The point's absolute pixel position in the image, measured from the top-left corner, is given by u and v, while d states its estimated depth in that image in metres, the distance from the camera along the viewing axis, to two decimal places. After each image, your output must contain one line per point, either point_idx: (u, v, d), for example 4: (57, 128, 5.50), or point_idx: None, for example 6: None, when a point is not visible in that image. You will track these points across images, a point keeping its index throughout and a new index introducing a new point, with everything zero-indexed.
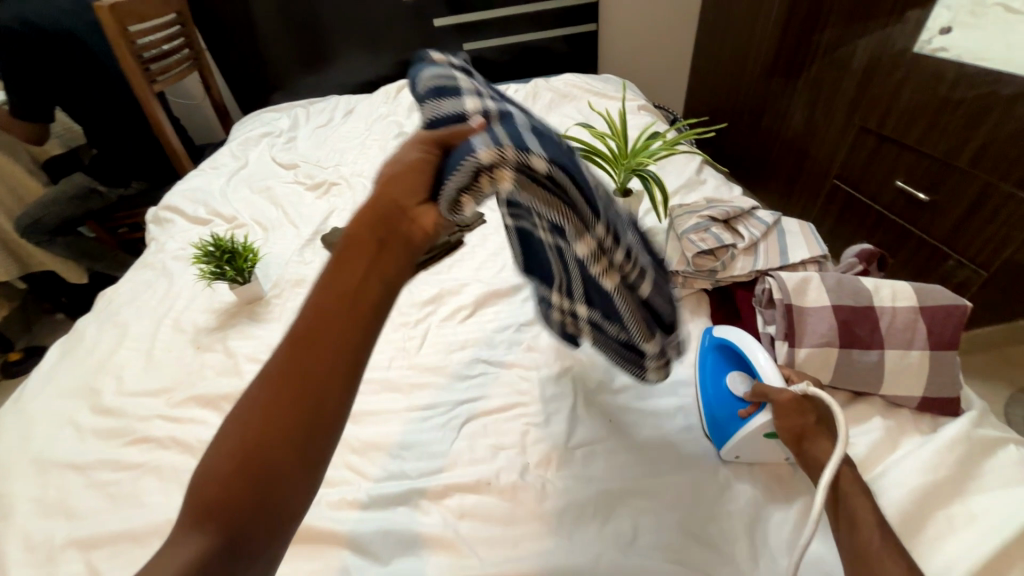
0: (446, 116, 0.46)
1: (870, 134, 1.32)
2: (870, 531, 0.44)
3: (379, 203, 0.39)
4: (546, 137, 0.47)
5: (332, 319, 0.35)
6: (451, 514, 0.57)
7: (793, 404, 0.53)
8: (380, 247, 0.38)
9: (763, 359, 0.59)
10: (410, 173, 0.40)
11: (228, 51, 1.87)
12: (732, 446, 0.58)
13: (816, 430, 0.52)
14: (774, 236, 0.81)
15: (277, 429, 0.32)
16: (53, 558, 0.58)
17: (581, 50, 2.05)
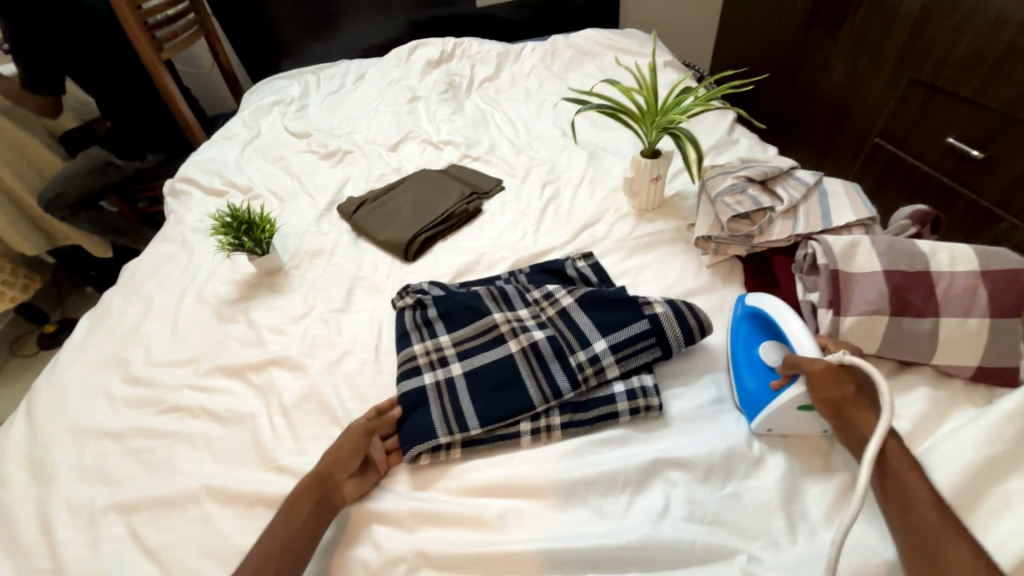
0: (411, 389, 0.66)
1: (921, 87, 1.21)
2: (925, 508, 0.43)
3: (328, 457, 0.58)
4: (479, 389, 0.64)
5: (296, 510, 0.53)
6: (477, 488, 0.57)
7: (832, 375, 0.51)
8: (328, 470, 0.56)
9: (797, 328, 0.57)
10: (347, 444, 0.59)
11: (233, 15, 1.81)
12: (765, 419, 0.56)
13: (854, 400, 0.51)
14: (816, 198, 0.75)
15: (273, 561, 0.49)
16: (96, 520, 0.60)
17: (601, 4, 1.92)
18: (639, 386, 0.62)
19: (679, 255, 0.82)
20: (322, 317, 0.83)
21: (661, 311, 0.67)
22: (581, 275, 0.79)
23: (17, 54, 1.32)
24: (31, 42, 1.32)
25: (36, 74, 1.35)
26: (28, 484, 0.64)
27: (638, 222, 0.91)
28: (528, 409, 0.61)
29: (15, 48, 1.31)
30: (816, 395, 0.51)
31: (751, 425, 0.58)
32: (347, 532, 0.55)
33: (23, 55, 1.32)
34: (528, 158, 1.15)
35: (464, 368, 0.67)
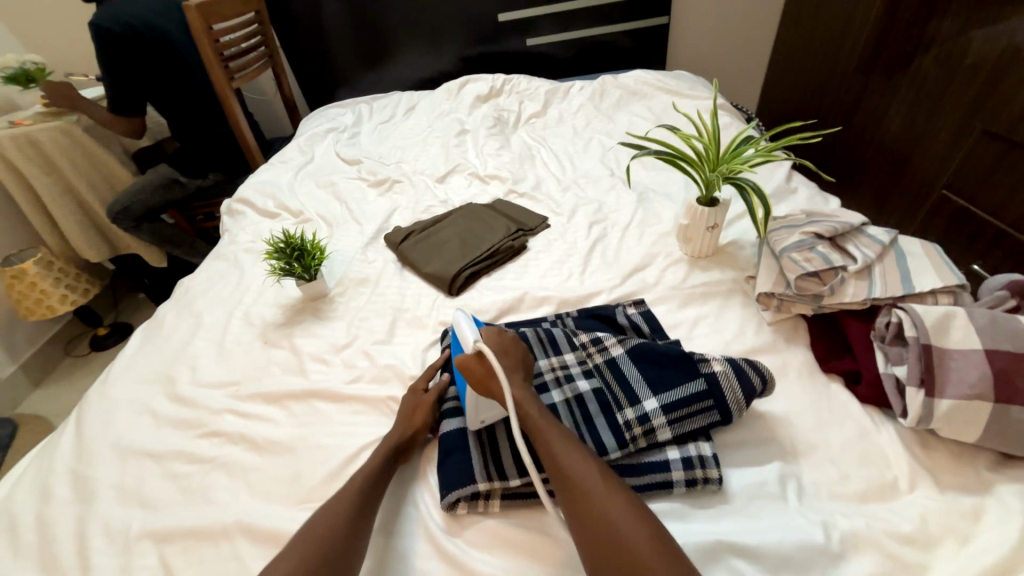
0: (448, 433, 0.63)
1: (995, 139, 1.14)
2: (592, 488, 0.48)
3: (407, 416, 0.66)
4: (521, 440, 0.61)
5: (385, 457, 0.60)
6: (514, 554, 0.53)
7: (474, 362, 0.61)
8: (416, 425, 0.64)
9: (465, 326, 0.67)
10: (418, 409, 0.67)
11: (299, 48, 1.93)
12: (471, 415, 0.61)
13: (492, 378, 0.59)
14: (892, 257, 0.70)
15: (367, 494, 0.55)
16: (129, 547, 0.59)
17: (648, 45, 1.94)
18: (696, 455, 0.56)
19: (736, 309, 0.78)
20: (365, 349, 0.82)
21: (719, 369, 0.62)
22: (633, 323, 0.75)
23: (106, 80, 1.44)
24: (119, 69, 1.43)
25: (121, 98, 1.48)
26: (70, 501, 0.65)
27: (691, 270, 0.87)
28: None
29: (107, 76, 1.43)
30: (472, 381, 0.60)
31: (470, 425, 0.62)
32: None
33: (112, 81, 1.44)
34: (575, 196, 1.14)
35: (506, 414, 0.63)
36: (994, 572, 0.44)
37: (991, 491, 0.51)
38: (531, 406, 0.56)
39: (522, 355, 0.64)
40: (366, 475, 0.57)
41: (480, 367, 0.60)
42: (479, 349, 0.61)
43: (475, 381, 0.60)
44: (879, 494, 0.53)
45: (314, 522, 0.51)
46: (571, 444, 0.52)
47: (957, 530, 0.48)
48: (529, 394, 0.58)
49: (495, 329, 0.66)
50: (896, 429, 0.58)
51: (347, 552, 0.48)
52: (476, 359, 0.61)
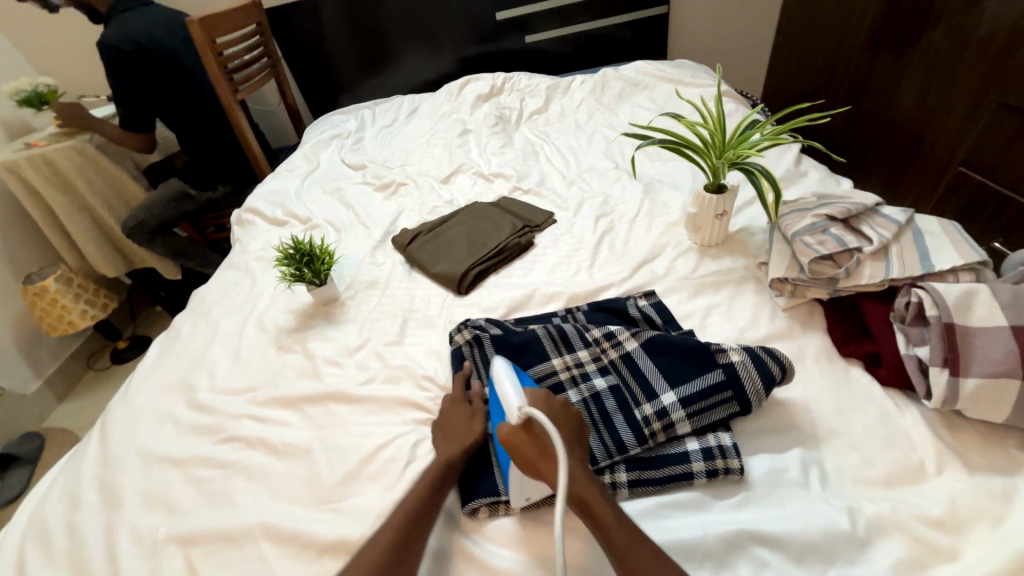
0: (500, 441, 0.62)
1: (1012, 113, 1.10)
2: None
3: (461, 429, 0.62)
4: None
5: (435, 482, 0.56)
6: (537, 552, 0.52)
7: (525, 439, 0.50)
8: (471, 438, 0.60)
9: (506, 383, 0.55)
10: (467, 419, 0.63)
11: (300, 57, 1.94)
12: (515, 493, 0.53)
13: (549, 464, 0.49)
14: (909, 237, 0.68)
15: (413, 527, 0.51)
16: (156, 552, 0.60)
17: (649, 35, 1.92)
18: (716, 445, 0.56)
19: (750, 296, 0.77)
20: (377, 351, 0.83)
21: (737, 359, 0.61)
22: (645, 315, 0.75)
23: (116, 98, 1.48)
24: (128, 87, 1.47)
25: (132, 115, 1.52)
26: (97, 509, 0.66)
27: (701, 259, 0.86)
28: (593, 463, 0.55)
29: (119, 95, 1.48)
30: (518, 462, 0.51)
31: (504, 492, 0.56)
32: None
33: (122, 99, 1.48)
34: (580, 190, 1.13)
35: None
36: None
37: (1022, 471, 0.49)
38: (602, 504, 0.47)
39: (573, 418, 0.54)
40: (417, 499, 0.54)
41: (533, 445, 0.50)
42: (530, 420, 0.50)
43: (526, 462, 0.50)
44: (905, 478, 0.52)
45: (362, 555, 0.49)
46: (659, 562, 0.44)
47: (988, 512, 0.47)
48: (595, 485, 0.49)
49: (541, 390, 0.55)
50: (920, 411, 0.56)
51: None
52: (527, 435, 0.50)
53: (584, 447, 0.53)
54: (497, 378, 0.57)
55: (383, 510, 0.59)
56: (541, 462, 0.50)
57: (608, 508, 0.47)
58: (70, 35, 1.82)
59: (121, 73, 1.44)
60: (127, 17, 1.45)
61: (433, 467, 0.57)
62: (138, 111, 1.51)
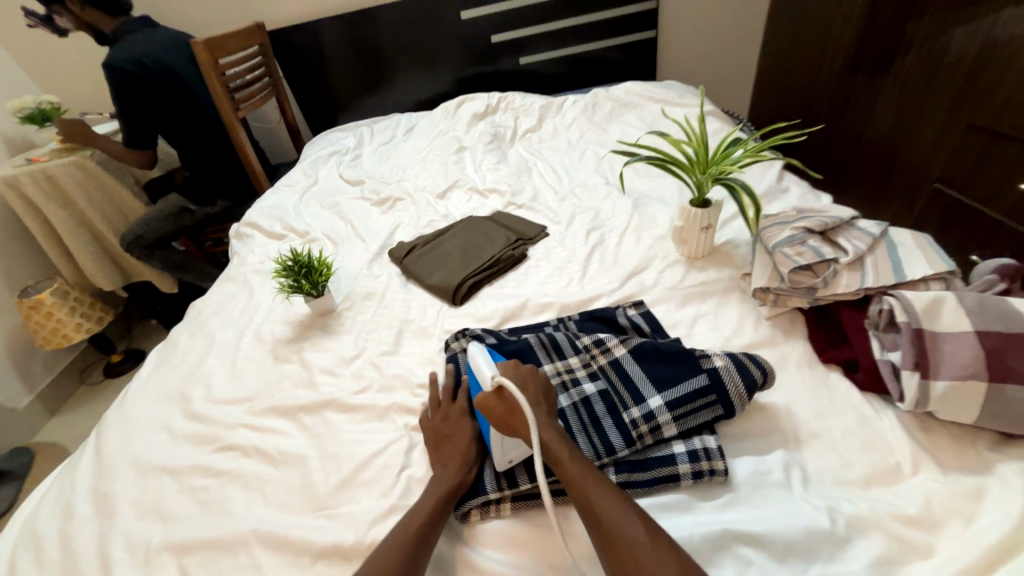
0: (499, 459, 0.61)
1: (982, 132, 1.16)
2: (641, 548, 0.45)
3: (461, 445, 0.61)
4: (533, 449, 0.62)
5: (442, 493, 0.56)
6: (530, 553, 0.54)
7: (495, 399, 0.58)
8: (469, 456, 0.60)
9: (480, 361, 0.63)
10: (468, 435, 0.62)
11: (300, 77, 2.00)
12: (496, 454, 0.58)
13: (517, 419, 0.56)
14: (883, 248, 0.72)
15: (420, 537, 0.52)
16: (150, 560, 0.60)
17: (638, 58, 1.99)
18: (701, 448, 0.57)
19: (734, 305, 0.79)
20: (373, 360, 0.84)
21: (721, 364, 0.63)
22: (634, 324, 0.77)
23: (122, 116, 1.52)
24: (132, 105, 1.51)
25: (134, 132, 1.55)
26: (91, 519, 0.66)
27: (688, 271, 0.89)
28: None
29: (122, 112, 1.51)
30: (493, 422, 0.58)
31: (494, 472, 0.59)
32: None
33: (127, 117, 1.52)
34: (572, 205, 1.17)
35: None
36: (999, 549, 0.44)
37: (993, 470, 0.51)
38: (562, 448, 0.53)
39: (543, 385, 0.60)
40: (428, 509, 0.54)
41: (502, 406, 0.57)
42: (498, 383, 0.58)
43: (497, 419, 0.57)
44: (883, 479, 0.54)
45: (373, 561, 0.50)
46: (612, 497, 0.49)
47: (961, 510, 0.49)
48: (557, 434, 0.55)
49: (513, 361, 0.62)
50: (896, 414, 0.58)
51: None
52: (497, 396, 0.58)
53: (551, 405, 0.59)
54: (473, 360, 0.65)
55: (377, 516, 0.60)
56: (509, 418, 0.57)
57: (567, 452, 0.53)
58: (76, 55, 1.86)
59: (125, 92, 1.48)
60: (132, 39, 1.49)
61: (438, 484, 0.57)
62: (142, 129, 1.55)
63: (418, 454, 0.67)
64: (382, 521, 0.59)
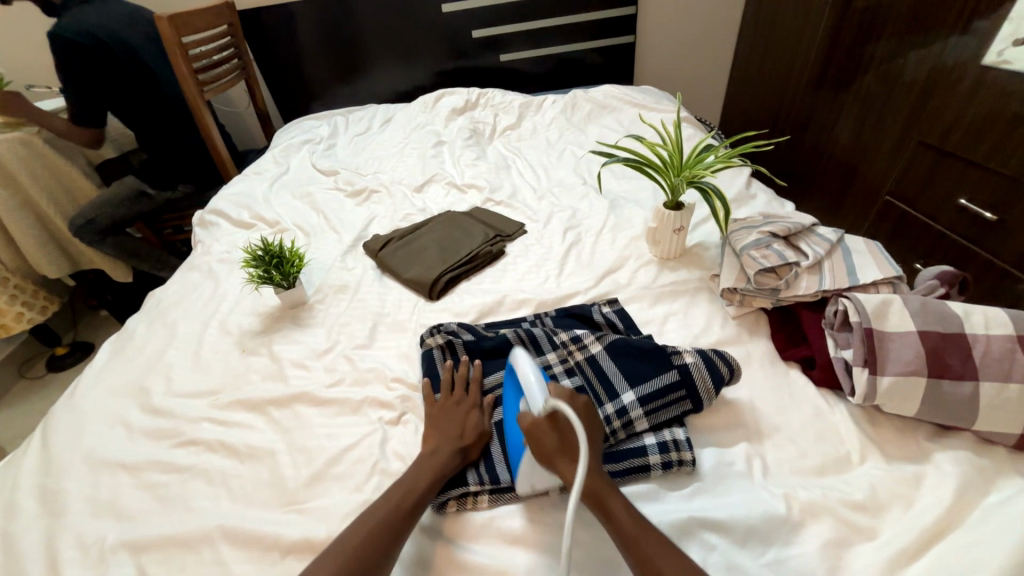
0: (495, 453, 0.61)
1: (929, 150, 1.24)
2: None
3: (461, 430, 0.62)
4: None
5: (438, 467, 0.57)
6: (502, 541, 0.55)
7: (548, 432, 0.52)
8: (467, 440, 0.61)
9: (527, 371, 0.56)
10: (467, 422, 0.63)
11: (272, 60, 1.92)
12: (521, 481, 0.54)
13: (569, 459, 0.51)
14: (840, 254, 0.76)
15: (412, 503, 0.53)
16: (104, 559, 0.57)
17: (617, 62, 2.03)
18: (671, 440, 0.60)
19: (703, 305, 0.83)
20: (346, 354, 0.83)
21: (691, 360, 0.65)
22: (608, 320, 0.79)
23: (67, 89, 1.40)
24: (80, 78, 1.40)
25: (83, 109, 1.44)
26: (36, 517, 0.62)
27: (661, 271, 0.92)
28: None
29: (70, 86, 1.40)
30: (537, 452, 0.52)
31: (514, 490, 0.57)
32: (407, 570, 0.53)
33: (73, 91, 1.41)
34: (550, 204, 1.18)
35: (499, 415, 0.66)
36: (933, 530, 0.48)
37: (930, 458, 0.56)
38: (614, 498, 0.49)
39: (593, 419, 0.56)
40: (425, 476, 0.56)
41: (554, 436, 0.52)
42: (554, 413, 0.52)
43: (545, 454, 0.52)
44: (834, 467, 0.57)
45: (364, 519, 0.52)
46: (669, 553, 0.45)
47: (901, 495, 0.53)
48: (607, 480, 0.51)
49: (563, 386, 0.56)
50: (847, 408, 0.63)
51: (381, 555, 0.48)
52: (550, 427, 0.52)
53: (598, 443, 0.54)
54: (518, 366, 0.57)
55: (349, 510, 0.59)
56: (559, 457, 0.52)
57: (619, 500, 0.49)
58: (20, 23, 1.73)
59: (73, 65, 1.37)
60: (84, 9, 1.39)
61: (438, 459, 0.58)
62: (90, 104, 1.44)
63: (391, 447, 0.67)
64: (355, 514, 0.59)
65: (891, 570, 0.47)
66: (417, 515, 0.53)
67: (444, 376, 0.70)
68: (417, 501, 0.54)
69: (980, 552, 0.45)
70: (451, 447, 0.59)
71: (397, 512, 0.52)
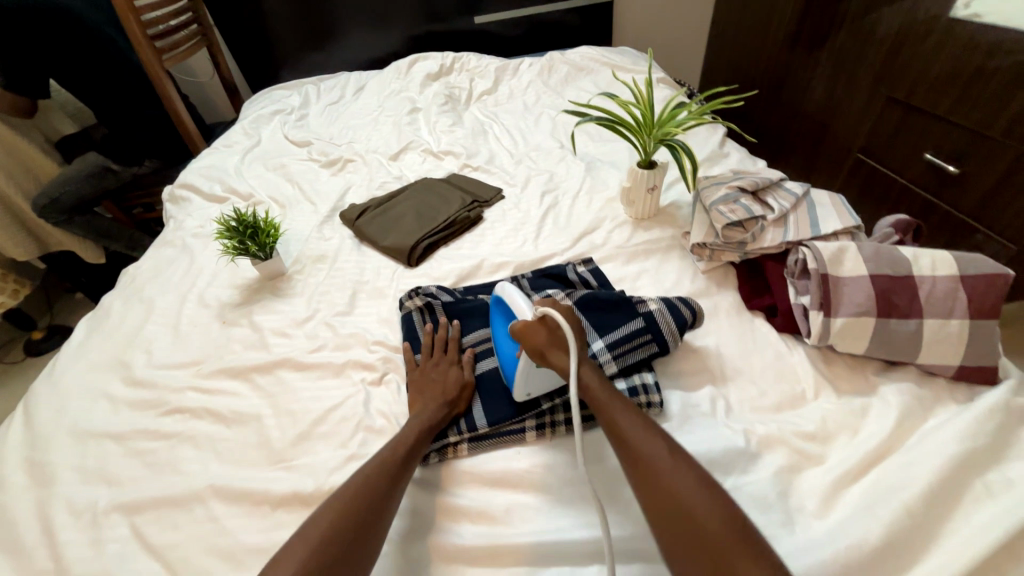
0: (475, 406, 0.64)
1: (898, 105, 1.26)
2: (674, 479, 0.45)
3: (445, 384, 0.65)
4: (491, 398, 0.65)
5: (428, 419, 0.60)
6: (484, 484, 0.58)
7: (539, 330, 0.58)
8: (453, 393, 0.64)
9: (520, 299, 0.65)
10: (449, 377, 0.66)
11: (235, 27, 1.84)
12: (519, 386, 0.60)
13: (558, 350, 0.57)
14: (804, 208, 0.79)
15: (406, 454, 0.55)
16: (98, 521, 0.59)
17: (595, 22, 1.98)
18: (640, 383, 0.63)
19: (675, 261, 0.85)
20: (327, 321, 0.84)
21: (655, 308, 0.68)
22: (582, 279, 0.81)
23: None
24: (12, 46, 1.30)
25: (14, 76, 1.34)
26: (26, 487, 0.63)
27: (635, 230, 0.94)
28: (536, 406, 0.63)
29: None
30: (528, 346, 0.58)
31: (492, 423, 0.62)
32: (405, 521, 0.55)
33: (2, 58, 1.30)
34: (527, 168, 1.18)
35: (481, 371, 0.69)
36: (874, 453, 0.53)
37: (878, 392, 0.60)
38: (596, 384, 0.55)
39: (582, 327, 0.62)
40: (417, 428, 0.58)
41: (545, 333, 0.58)
42: (544, 316, 0.59)
43: (536, 348, 0.58)
44: (790, 405, 0.62)
45: (366, 470, 0.53)
46: (640, 424, 0.51)
47: (849, 425, 0.57)
48: (599, 376, 0.57)
49: (552, 300, 0.64)
50: (805, 351, 0.67)
51: (381, 504, 0.50)
52: (541, 326, 0.58)
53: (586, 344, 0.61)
54: (508, 297, 0.67)
55: (336, 465, 0.61)
56: (551, 350, 0.57)
57: (599, 383, 0.56)
58: None
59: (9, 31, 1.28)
60: None
61: (427, 412, 0.60)
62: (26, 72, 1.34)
63: (375, 406, 0.69)
64: (341, 468, 0.61)
65: (836, 490, 0.51)
66: (411, 465, 0.55)
67: (425, 339, 0.72)
68: (411, 452, 0.56)
69: (914, 470, 0.50)
70: (436, 403, 0.62)
71: (392, 461, 0.54)
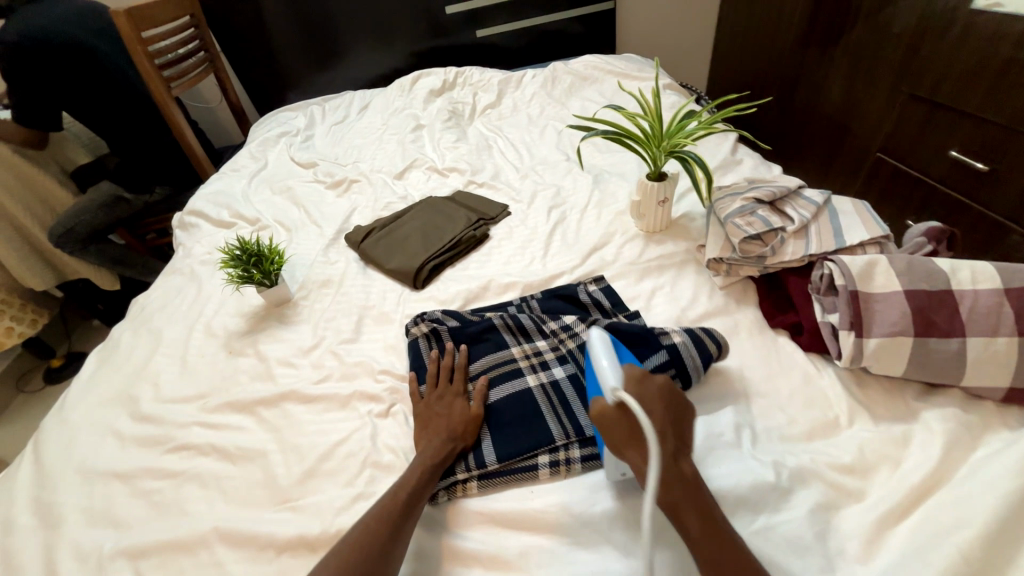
0: (484, 441, 0.61)
1: (921, 102, 1.21)
2: None
3: (452, 420, 0.62)
4: (500, 433, 0.62)
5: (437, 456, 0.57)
6: (495, 524, 0.55)
7: (616, 421, 0.48)
8: (460, 430, 0.61)
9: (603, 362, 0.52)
10: (456, 413, 0.63)
11: (242, 52, 1.87)
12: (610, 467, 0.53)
13: (637, 450, 0.47)
14: (826, 217, 0.75)
15: (414, 492, 0.53)
16: (102, 567, 0.57)
17: (598, 30, 1.96)
18: None
19: (691, 277, 0.82)
20: (332, 349, 0.82)
21: (679, 340, 0.64)
22: (594, 300, 0.78)
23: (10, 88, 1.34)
24: (26, 79, 1.33)
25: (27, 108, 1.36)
26: (33, 531, 0.62)
27: (647, 245, 0.90)
28: (549, 443, 0.60)
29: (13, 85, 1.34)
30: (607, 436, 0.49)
31: (501, 459, 0.59)
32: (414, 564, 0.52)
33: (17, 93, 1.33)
34: (533, 183, 1.16)
35: (491, 401, 0.66)
36: (920, 489, 0.48)
37: (918, 418, 0.55)
38: (688, 506, 0.45)
39: (672, 408, 0.50)
40: (423, 466, 0.56)
41: (621, 427, 0.47)
42: (622, 403, 0.47)
43: (613, 445, 0.48)
44: (822, 432, 0.57)
45: (375, 510, 0.51)
46: None
47: (889, 456, 0.53)
48: (690, 484, 0.46)
49: (637, 373, 0.51)
50: (835, 372, 0.62)
51: (387, 546, 0.48)
52: (619, 420, 0.48)
53: (676, 434, 0.49)
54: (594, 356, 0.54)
55: (342, 505, 0.59)
56: (628, 448, 0.47)
57: (695, 513, 0.44)
58: None
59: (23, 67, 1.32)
60: (30, 9, 1.34)
61: (432, 449, 0.58)
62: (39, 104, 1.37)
63: (382, 440, 0.67)
64: (349, 508, 0.59)
65: (881, 530, 0.47)
66: (417, 505, 0.53)
67: (430, 367, 0.69)
68: (420, 490, 0.54)
69: (968, 508, 0.45)
70: (442, 439, 0.59)
71: (399, 500, 0.52)
